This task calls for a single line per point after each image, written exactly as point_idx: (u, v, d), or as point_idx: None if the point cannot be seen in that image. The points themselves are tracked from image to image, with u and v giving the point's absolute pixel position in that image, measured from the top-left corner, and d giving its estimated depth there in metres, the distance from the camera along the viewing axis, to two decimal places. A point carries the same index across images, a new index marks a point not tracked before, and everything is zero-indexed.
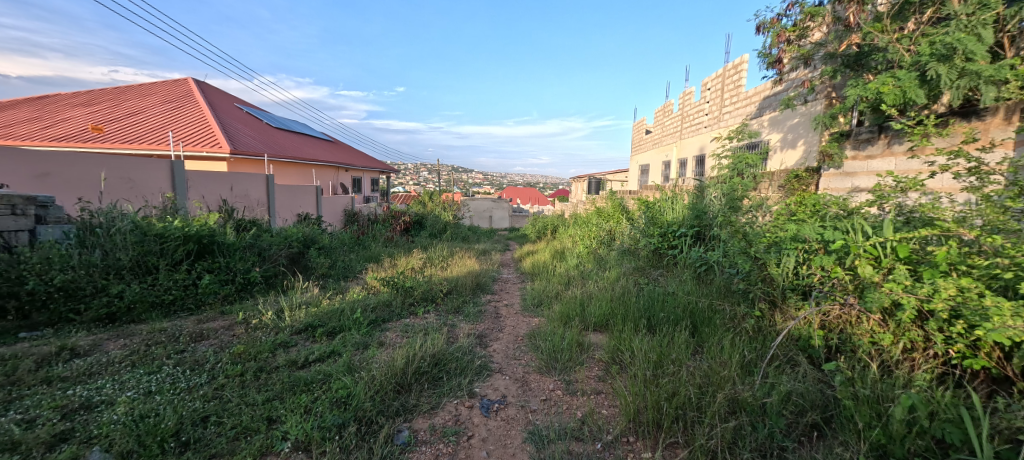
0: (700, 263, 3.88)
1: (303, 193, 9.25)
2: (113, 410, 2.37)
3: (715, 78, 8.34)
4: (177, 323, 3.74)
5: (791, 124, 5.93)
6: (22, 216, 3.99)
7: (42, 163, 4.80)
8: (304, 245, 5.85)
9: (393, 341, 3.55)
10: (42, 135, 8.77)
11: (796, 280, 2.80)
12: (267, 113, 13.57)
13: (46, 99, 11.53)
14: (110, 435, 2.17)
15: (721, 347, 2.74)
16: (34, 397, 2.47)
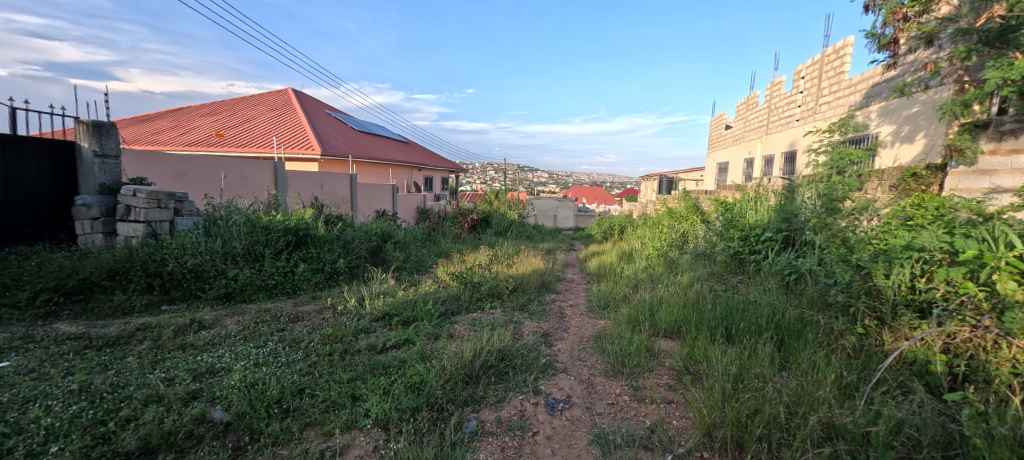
0: (789, 271, 3.61)
1: (381, 191, 9.87)
2: (230, 377, 2.73)
3: (810, 66, 7.67)
4: (279, 304, 4.20)
5: (907, 114, 5.36)
6: (164, 209, 4.73)
7: (178, 164, 5.58)
8: (381, 240, 6.28)
9: (462, 333, 3.70)
10: (175, 141, 10.19)
11: (912, 296, 2.56)
12: (352, 118, 14.63)
13: (178, 110, 13.39)
14: (229, 397, 2.51)
15: (811, 363, 2.56)
16: (173, 360, 2.92)
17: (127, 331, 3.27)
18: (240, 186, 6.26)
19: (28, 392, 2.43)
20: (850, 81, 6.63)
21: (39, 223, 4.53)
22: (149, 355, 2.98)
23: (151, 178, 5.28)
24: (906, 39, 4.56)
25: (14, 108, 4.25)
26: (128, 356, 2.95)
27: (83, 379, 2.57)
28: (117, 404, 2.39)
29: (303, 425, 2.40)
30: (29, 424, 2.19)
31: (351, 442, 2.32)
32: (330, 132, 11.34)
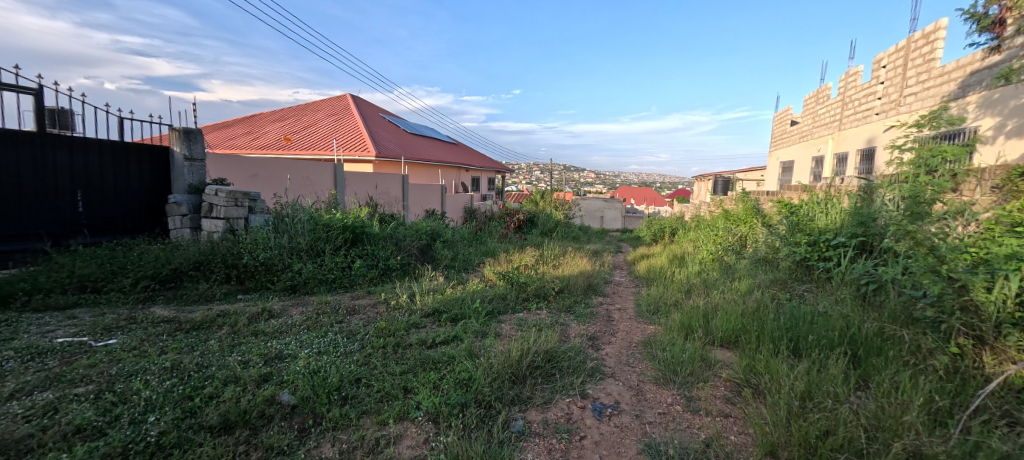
0: (867, 280, 3.36)
1: (431, 191, 10.16)
2: (296, 363, 2.92)
3: (893, 53, 7.08)
4: (338, 297, 4.45)
5: (1015, 105, 4.85)
6: (239, 207, 5.15)
7: (252, 167, 6.03)
8: (430, 238, 6.47)
9: (508, 333, 3.74)
10: (248, 146, 11.02)
11: (1020, 314, 2.31)
12: (405, 120, 15.15)
13: (250, 117, 14.48)
14: (296, 382, 2.69)
15: (892, 384, 2.37)
16: (247, 345, 3.17)
17: (209, 317, 3.58)
18: (303, 186, 6.74)
19: (129, 367, 2.73)
20: (943, 69, 6.05)
21: (139, 219, 5.07)
22: (228, 339, 3.25)
23: (229, 179, 5.75)
24: (1012, 20, 4.06)
25: (120, 118, 4.74)
26: (210, 339, 3.24)
27: (174, 359, 2.85)
28: (201, 382, 2.62)
29: (360, 412, 2.52)
30: (131, 395, 2.45)
31: (403, 432, 2.41)
32: (384, 135, 11.82)
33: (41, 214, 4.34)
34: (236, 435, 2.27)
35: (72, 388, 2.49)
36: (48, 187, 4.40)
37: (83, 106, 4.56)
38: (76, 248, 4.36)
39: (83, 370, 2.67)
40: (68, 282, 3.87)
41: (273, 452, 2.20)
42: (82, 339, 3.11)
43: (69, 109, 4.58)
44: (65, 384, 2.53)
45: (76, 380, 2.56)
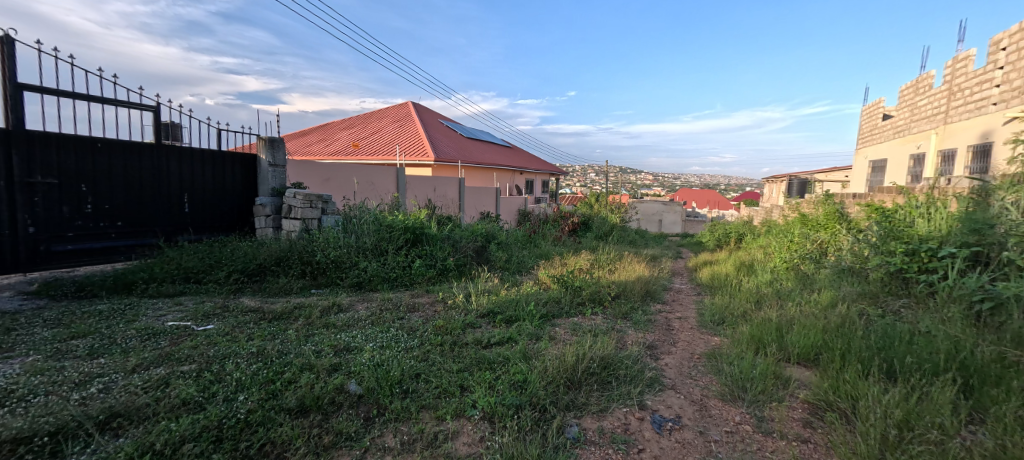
0: (985, 298, 2.98)
1: (486, 194, 10.31)
2: (361, 356, 3.06)
3: (1014, 34, 6.17)
4: (398, 295, 4.62)
5: None
6: (313, 209, 5.55)
7: (324, 171, 6.43)
8: (486, 240, 6.54)
9: (563, 337, 3.68)
10: (320, 152, 11.81)
11: None
12: (462, 125, 15.51)
13: (322, 125, 15.51)
14: (362, 373, 2.82)
15: (1017, 420, 2.07)
16: (319, 336, 3.38)
17: (287, 309, 3.88)
18: (369, 189, 7.10)
19: (221, 351, 3.01)
20: None
21: (233, 220, 5.76)
22: (303, 329, 3.50)
23: (304, 182, 6.17)
24: None
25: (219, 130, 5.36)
26: (287, 329, 3.49)
27: (258, 346, 3.11)
28: (281, 368, 2.82)
29: (419, 406, 2.58)
30: (225, 375, 2.69)
31: (460, 429, 2.43)
32: (443, 140, 12.17)
33: (156, 214, 5.03)
34: (310, 419, 2.40)
35: (179, 365, 2.79)
36: (162, 190, 5.08)
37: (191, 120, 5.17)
38: (182, 244, 5.04)
39: (188, 350, 3.00)
40: (171, 274, 4.40)
41: (341, 438, 2.30)
42: (186, 323, 3.53)
43: (178, 123, 5.21)
44: (174, 362, 2.83)
45: (182, 359, 2.87)
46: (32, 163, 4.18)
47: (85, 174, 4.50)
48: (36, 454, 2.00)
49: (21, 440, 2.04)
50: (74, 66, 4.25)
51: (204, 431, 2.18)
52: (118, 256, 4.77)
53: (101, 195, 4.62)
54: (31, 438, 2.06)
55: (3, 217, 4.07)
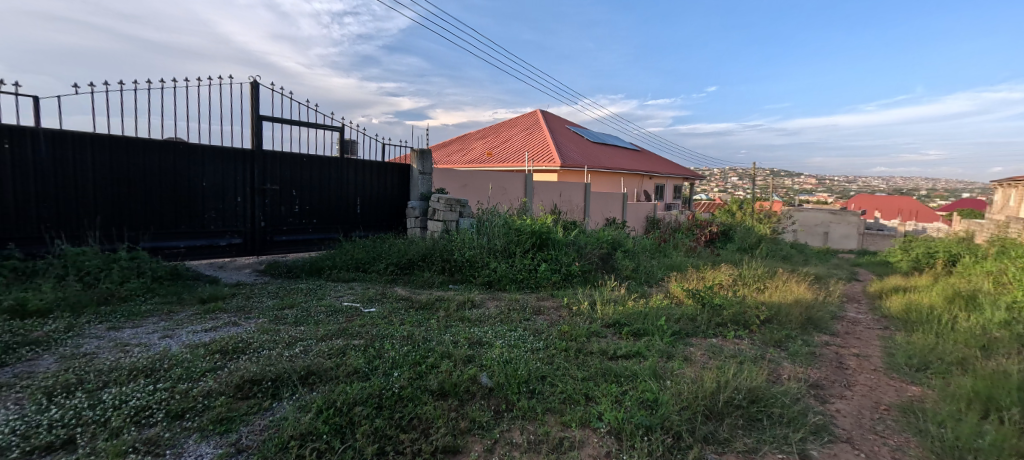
0: None
1: (614, 199, 9.98)
2: (492, 351, 3.22)
3: None
4: (525, 296, 4.70)
5: None
6: (452, 211, 6.14)
7: (461, 178, 7.08)
8: (612, 247, 6.26)
9: (700, 359, 3.27)
10: (457, 162, 12.81)
11: None
12: (590, 130, 15.37)
13: (461, 136, 16.85)
14: (493, 368, 2.92)
15: None
16: (456, 328, 3.69)
17: (430, 300, 4.33)
18: (500, 195, 7.52)
19: (381, 331, 3.47)
20: None
21: (393, 219, 6.69)
22: (443, 321, 3.85)
23: (446, 188, 6.85)
24: None
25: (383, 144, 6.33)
26: (430, 319, 3.89)
27: (408, 331, 3.51)
28: (426, 352, 3.10)
29: (545, 408, 2.55)
30: (384, 352, 3.06)
31: (585, 439, 2.31)
32: (570, 145, 12.20)
33: (340, 214, 6.13)
34: (448, 402, 2.55)
35: (352, 339, 3.30)
36: (343, 195, 6.13)
37: (363, 137, 6.17)
38: (356, 239, 6.06)
39: (358, 328, 3.54)
40: (344, 264, 5.29)
41: (474, 425, 2.37)
42: (358, 304, 4.20)
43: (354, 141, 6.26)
44: (349, 336, 3.37)
45: (354, 335, 3.40)
46: (266, 174, 5.44)
47: (296, 182, 5.70)
48: (263, 394, 2.50)
49: (252, 382, 2.56)
50: (293, 99, 5.39)
51: (369, 397, 2.45)
52: (314, 246, 5.92)
53: (305, 199, 5.80)
54: (261, 380, 2.57)
55: (248, 215, 5.38)
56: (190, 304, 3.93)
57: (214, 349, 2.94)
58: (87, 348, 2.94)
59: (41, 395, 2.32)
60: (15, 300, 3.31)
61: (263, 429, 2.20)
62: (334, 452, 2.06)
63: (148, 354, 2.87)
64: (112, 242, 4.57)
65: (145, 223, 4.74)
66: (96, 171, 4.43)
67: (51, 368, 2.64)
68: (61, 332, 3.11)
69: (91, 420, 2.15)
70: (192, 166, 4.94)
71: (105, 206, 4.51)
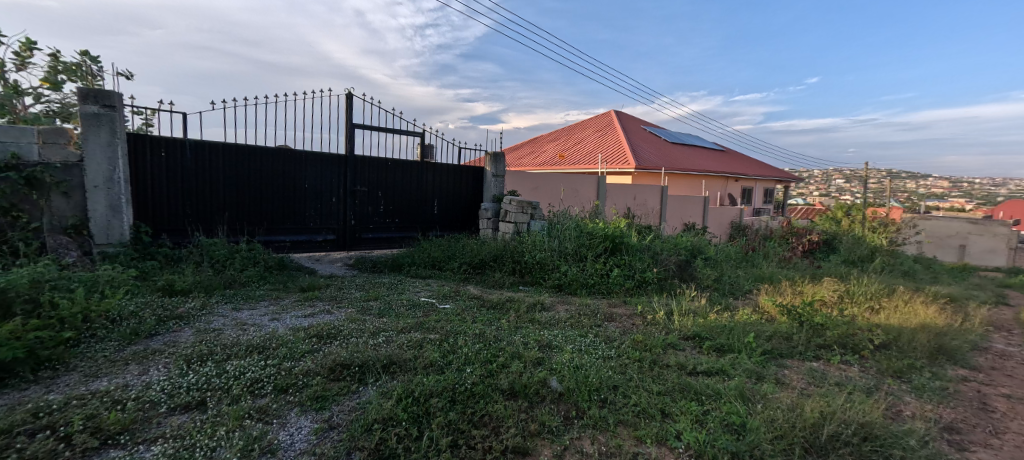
0: None
1: (694, 203, 9.40)
2: (562, 355, 3.14)
3: None
4: (597, 302, 4.52)
5: None
6: (523, 213, 6.15)
7: (533, 180, 7.06)
8: (691, 255, 5.82)
9: (798, 385, 2.89)
10: (530, 164, 12.85)
11: None
12: (668, 131, 14.67)
13: (534, 138, 16.89)
14: (563, 373, 2.83)
15: None
16: (526, 329, 3.64)
17: (501, 300, 4.33)
18: (571, 197, 7.41)
19: (455, 327, 3.52)
20: None
21: (467, 220, 6.85)
22: (513, 321, 3.82)
23: (518, 190, 6.88)
24: None
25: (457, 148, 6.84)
26: (501, 318, 3.89)
27: (480, 329, 3.52)
28: (497, 351, 3.08)
29: (617, 420, 2.41)
30: (458, 348, 3.09)
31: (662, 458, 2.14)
32: (646, 146, 11.74)
33: (419, 214, 6.38)
34: (518, 403, 2.51)
35: (428, 333, 3.38)
36: (422, 197, 6.37)
37: (440, 141, 6.53)
38: (433, 239, 6.28)
39: (434, 322, 3.63)
40: (422, 261, 5.49)
41: (544, 429, 2.30)
42: (433, 300, 4.32)
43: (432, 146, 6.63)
44: (425, 330, 3.46)
45: (430, 329, 3.48)
46: (358, 177, 5.81)
47: (382, 185, 6.01)
48: (352, 377, 2.63)
49: (343, 366, 2.71)
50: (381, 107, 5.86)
51: (444, 390, 2.48)
52: (395, 244, 6.21)
53: (389, 200, 6.10)
54: (350, 365, 2.71)
55: (341, 213, 5.77)
56: (294, 291, 4.29)
57: (312, 333, 3.17)
58: (215, 324, 3.35)
59: (182, 361, 2.69)
60: (165, 281, 3.90)
61: (352, 410, 2.32)
62: (413, 439, 2.12)
63: (261, 333, 3.18)
64: (235, 235, 5.13)
65: (260, 219, 5.25)
66: (222, 173, 4.98)
67: (189, 339, 3.04)
68: (197, 309, 3.57)
69: (217, 387, 2.43)
70: (297, 169, 5.40)
71: (229, 204, 5.06)
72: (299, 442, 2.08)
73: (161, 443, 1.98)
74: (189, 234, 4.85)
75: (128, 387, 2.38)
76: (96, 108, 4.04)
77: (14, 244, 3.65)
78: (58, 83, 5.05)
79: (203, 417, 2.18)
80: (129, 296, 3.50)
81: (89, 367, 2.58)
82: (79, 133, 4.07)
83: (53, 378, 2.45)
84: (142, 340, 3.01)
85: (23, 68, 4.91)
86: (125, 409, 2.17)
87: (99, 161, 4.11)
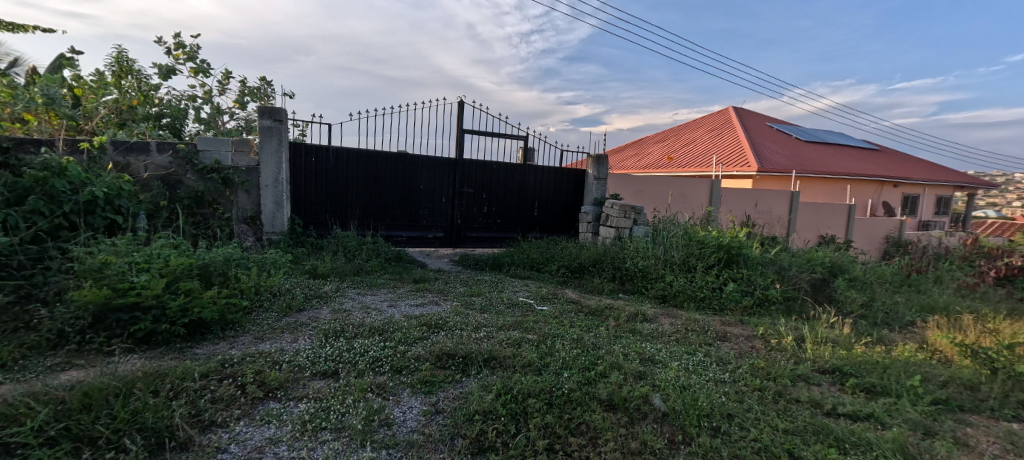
0: None
1: (833, 213, 8.17)
2: (666, 372, 2.84)
3: None
4: (708, 319, 4.07)
5: None
6: (625, 218, 5.84)
7: (638, 184, 6.71)
8: (830, 273, 4.95)
9: (987, 449, 2.25)
10: (635, 166, 12.29)
11: None
12: (800, 128, 12.93)
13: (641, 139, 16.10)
14: (668, 391, 2.56)
15: None
16: (626, 340, 3.38)
17: (600, 307, 4.10)
18: (679, 202, 6.92)
19: (553, 330, 3.41)
20: None
21: (567, 223, 6.71)
22: (612, 330, 3.59)
23: (621, 194, 6.57)
24: None
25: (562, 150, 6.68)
26: (599, 326, 3.68)
27: (578, 334, 3.37)
28: (596, 359, 2.89)
29: (731, 454, 2.08)
30: (555, 351, 2.97)
31: None
32: (772, 146, 10.49)
33: (520, 215, 6.40)
34: (617, 416, 2.31)
35: (526, 333, 3.31)
36: (524, 199, 6.38)
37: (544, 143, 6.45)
38: (532, 240, 6.26)
39: (532, 323, 3.55)
40: (521, 261, 5.49)
41: (645, 449, 2.07)
42: (531, 300, 4.26)
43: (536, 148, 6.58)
44: (524, 329, 3.40)
45: (529, 329, 3.41)
46: (467, 179, 6.00)
47: (487, 186, 6.15)
48: (456, 367, 2.65)
49: (449, 354, 2.74)
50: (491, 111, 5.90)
51: (542, 392, 2.38)
52: (497, 243, 6.31)
53: (492, 201, 6.21)
54: (454, 355, 2.73)
55: (450, 213, 6.01)
56: (407, 282, 4.53)
57: (423, 321, 3.30)
58: (347, 306, 3.67)
59: (322, 334, 2.95)
60: (311, 265, 4.40)
61: (456, 398, 2.33)
62: (510, 435, 2.07)
63: (380, 316, 3.40)
64: (363, 229, 5.63)
65: (384, 216, 5.70)
66: (354, 175, 5.48)
67: (327, 316, 3.35)
68: (333, 290, 3.96)
69: (348, 360, 2.62)
70: (414, 172, 5.74)
71: (359, 202, 5.56)
72: (410, 420, 2.14)
73: (306, 402, 2.19)
74: (329, 226, 5.45)
75: (283, 351, 2.67)
76: (269, 123, 4.71)
77: (213, 230, 4.42)
78: (245, 104, 6.03)
79: (337, 385, 2.36)
80: (284, 276, 4.00)
81: (257, 331, 2.97)
82: (257, 142, 4.78)
83: (233, 337, 2.87)
84: (295, 312, 3.40)
85: (222, 93, 5.97)
86: (281, 370, 2.43)
87: (270, 164, 4.77)
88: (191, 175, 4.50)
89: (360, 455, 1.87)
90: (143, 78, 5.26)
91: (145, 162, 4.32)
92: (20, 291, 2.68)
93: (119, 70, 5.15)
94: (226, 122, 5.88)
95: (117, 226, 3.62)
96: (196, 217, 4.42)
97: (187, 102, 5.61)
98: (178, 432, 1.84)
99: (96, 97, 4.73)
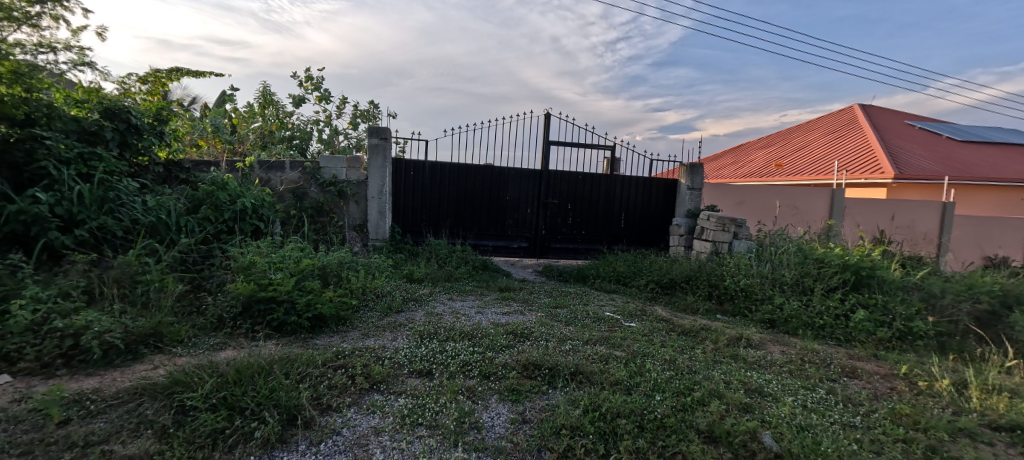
0: None
1: (1002, 229, 6.72)
2: (778, 407, 2.46)
3: None
4: (830, 350, 3.49)
5: None
6: (723, 232, 5.28)
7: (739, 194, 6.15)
8: (1001, 304, 4.00)
9: None
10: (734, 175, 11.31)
11: None
12: (948, 125, 10.92)
13: (742, 146, 14.77)
14: (782, 429, 2.19)
15: None
16: (727, 366, 3.02)
17: (695, 327, 3.73)
18: (790, 214, 6.19)
19: (643, 348, 3.15)
20: None
21: (655, 235, 6.30)
22: (711, 354, 3.23)
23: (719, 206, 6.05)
24: None
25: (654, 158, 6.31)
26: (695, 348, 3.33)
27: (672, 355, 3.07)
28: (692, 384, 2.60)
29: None
30: (646, 371, 2.72)
31: None
32: (909, 147, 9.00)
33: (607, 226, 6.15)
34: (719, 451, 2.03)
35: (615, 350, 3.09)
36: (610, 210, 6.12)
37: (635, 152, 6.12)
38: (619, 253, 5.96)
39: (622, 339, 3.32)
40: (607, 274, 5.24)
41: None
42: (618, 316, 4.00)
43: None
44: (612, 345, 3.19)
45: (617, 345, 3.19)
46: (553, 190, 5.92)
47: (573, 197, 6.00)
48: (543, 378, 2.52)
49: (535, 365, 2.62)
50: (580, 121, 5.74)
51: (633, 413, 2.17)
52: (581, 255, 6.11)
53: (577, 213, 6.04)
54: (541, 366, 2.61)
55: (535, 223, 5.95)
56: (494, 290, 4.54)
57: (508, 330, 3.23)
58: (438, 310, 3.73)
59: (418, 335, 3.02)
60: (407, 270, 4.60)
61: (543, 409, 2.21)
62: (600, 456, 1.90)
63: (469, 322, 3.40)
64: (454, 238, 5.78)
65: (473, 226, 5.81)
66: (447, 187, 5.67)
67: (421, 319, 3.43)
68: (426, 295, 4.06)
69: (441, 362, 2.62)
70: (502, 183, 5.79)
71: (451, 212, 5.73)
72: (499, 426, 2.06)
73: (405, 397, 2.22)
74: (424, 234, 5.67)
75: (385, 348, 2.76)
76: (376, 140, 5.04)
77: (329, 235, 4.87)
78: (357, 125, 6.58)
79: (432, 384, 2.37)
80: (385, 278, 4.21)
81: (364, 328, 3.11)
82: (366, 159, 5.15)
83: (345, 332, 3.02)
84: (393, 313, 3.53)
85: (340, 116, 6.58)
86: (383, 365, 2.51)
87: (375, 177, 5.10)
88: (314, 188, 4.95)
89: (452, 454, 1.84)
90: (281, 106, 5.97)
91: (281, 177, 4.85)
92: (194, 281, 3.07)
93: (264, 101, 5.88)
94: (341, 141, 6.45)
95: (260, 232, 4.01)
96: (316, 224, 4.89)
97: (311, 125, 6.26)
98: (304, 411, 1.96)
99: (247, 125, 5.49)
